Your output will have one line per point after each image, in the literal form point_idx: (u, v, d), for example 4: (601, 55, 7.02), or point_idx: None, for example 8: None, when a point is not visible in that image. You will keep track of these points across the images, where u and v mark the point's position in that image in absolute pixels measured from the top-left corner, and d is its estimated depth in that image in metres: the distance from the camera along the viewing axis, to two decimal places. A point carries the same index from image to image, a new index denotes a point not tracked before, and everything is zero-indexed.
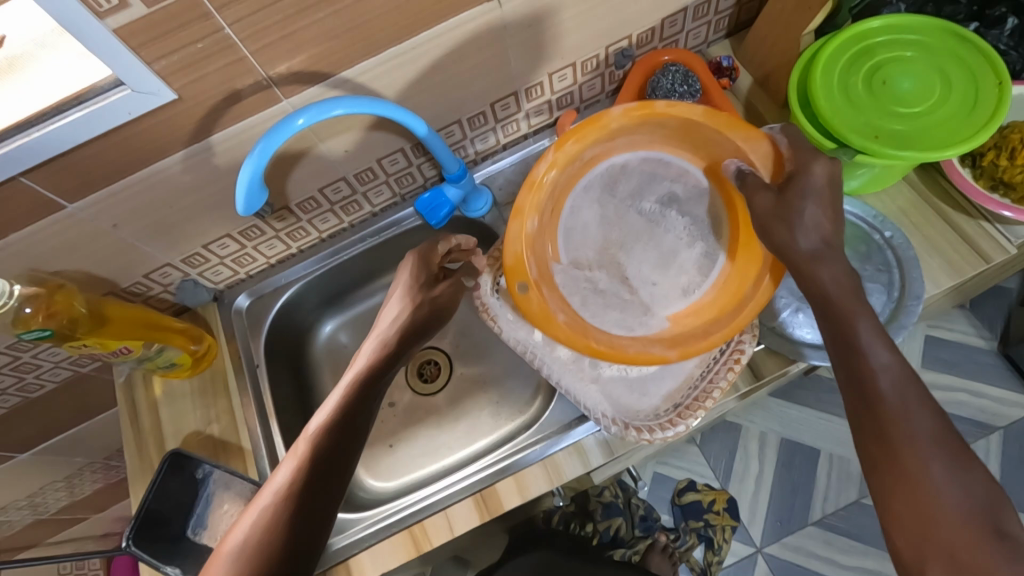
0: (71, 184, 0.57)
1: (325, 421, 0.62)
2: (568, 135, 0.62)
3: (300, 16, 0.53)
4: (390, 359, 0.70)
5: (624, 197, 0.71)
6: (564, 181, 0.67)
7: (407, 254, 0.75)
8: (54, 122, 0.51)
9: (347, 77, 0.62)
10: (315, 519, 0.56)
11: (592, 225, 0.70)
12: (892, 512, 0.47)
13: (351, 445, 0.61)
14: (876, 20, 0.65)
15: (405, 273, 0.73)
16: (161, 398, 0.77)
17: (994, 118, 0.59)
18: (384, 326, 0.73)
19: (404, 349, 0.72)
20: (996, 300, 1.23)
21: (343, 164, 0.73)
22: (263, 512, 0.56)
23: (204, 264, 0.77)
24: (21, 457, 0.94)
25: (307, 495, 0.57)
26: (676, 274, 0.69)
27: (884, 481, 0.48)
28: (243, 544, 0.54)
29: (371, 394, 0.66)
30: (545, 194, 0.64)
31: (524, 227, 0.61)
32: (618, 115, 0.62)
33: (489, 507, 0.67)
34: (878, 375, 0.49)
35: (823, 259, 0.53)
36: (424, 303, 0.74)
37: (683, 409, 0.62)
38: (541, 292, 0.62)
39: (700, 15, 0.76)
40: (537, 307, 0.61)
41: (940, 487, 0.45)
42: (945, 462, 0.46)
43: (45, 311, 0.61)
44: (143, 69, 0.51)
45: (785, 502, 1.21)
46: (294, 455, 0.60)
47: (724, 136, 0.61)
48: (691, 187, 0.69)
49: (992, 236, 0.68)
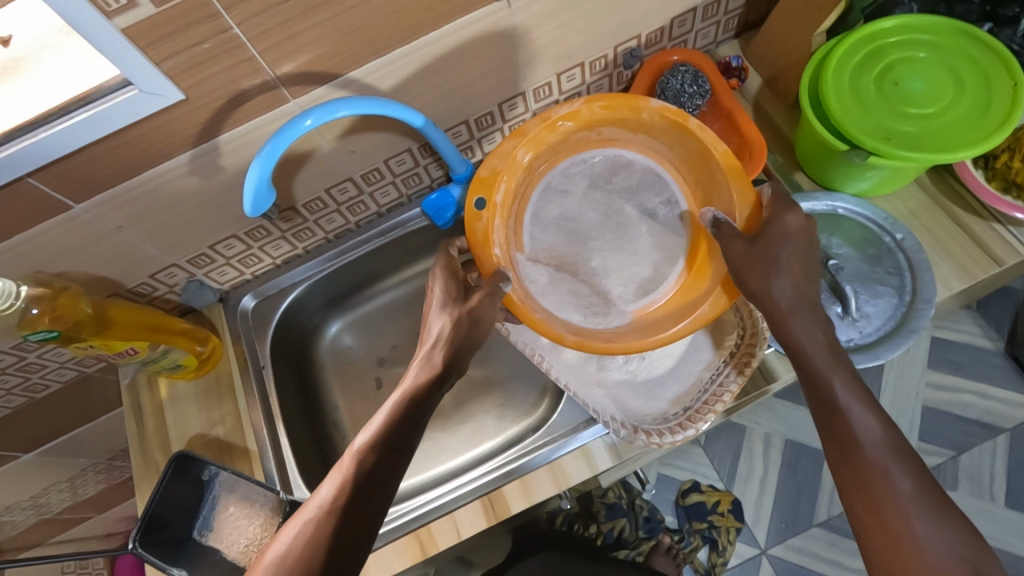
0: (78, 185, 0.57)
1: (369, 443, 0.53)
2: (603, 96, 0.64)
3: (307, 16, 0.53)
4: (437, 382, 0.58)
5: (608, 188, 0.72)
6: (571, 140, 0.68)
7: (436, 267, 0.64)
8: (61, 122, 0.51)
9: (354, 76, 0.62)
10: (349, 554, 0.49)
11: (570, 204, 0.72)
12: (872, 551, 0.47)
13: (396, 469, 0.52)
14: (887, 20, 0.65)
15: (438, 283, 0.62)
16: (166, 400, 0.77)
17: (1007, 120, 0.59)
18: (428, 342, 0.61)
19: (453, 370, 0.59)
20: (1004, 301, 1.22)
21: (349, 165, 0.72)
22: (304, 526, 0.49)
23: (210, 264, 0.77)
24: (24, 457, 0.94)
25: (352, 513, 0.50)
26: (616, 281, 0.72)
27: (861, 523, 0.48)
28: (283, 558, 0.48)
29: (418, 415, 0.56)
30: (555, 140, 0.66)
31: (515, 152, 0.64)
32: (654, 108, 0.63)
33: (496, 511, 0.67)
34: (860, 407, 0.50)
35: None
36: (464, 316, 0.60)
37: (693, 413, 0.62)
38: (493, 219, 0.64)
39: (709, 15, 0.75)
40: (480, 228, 0.63)
41: (925, 521, 0.45)
42: (927, 496, 0.46)
43: (51, 314, 0.61)
44: (150, 69, 0.50)
45: (789, 504, 1.20)
46: (338, 470, 0.53)
47: (726, 184, 0.62)
48: (673, 216, 0.71)
49: (1005, 239, 0.67)
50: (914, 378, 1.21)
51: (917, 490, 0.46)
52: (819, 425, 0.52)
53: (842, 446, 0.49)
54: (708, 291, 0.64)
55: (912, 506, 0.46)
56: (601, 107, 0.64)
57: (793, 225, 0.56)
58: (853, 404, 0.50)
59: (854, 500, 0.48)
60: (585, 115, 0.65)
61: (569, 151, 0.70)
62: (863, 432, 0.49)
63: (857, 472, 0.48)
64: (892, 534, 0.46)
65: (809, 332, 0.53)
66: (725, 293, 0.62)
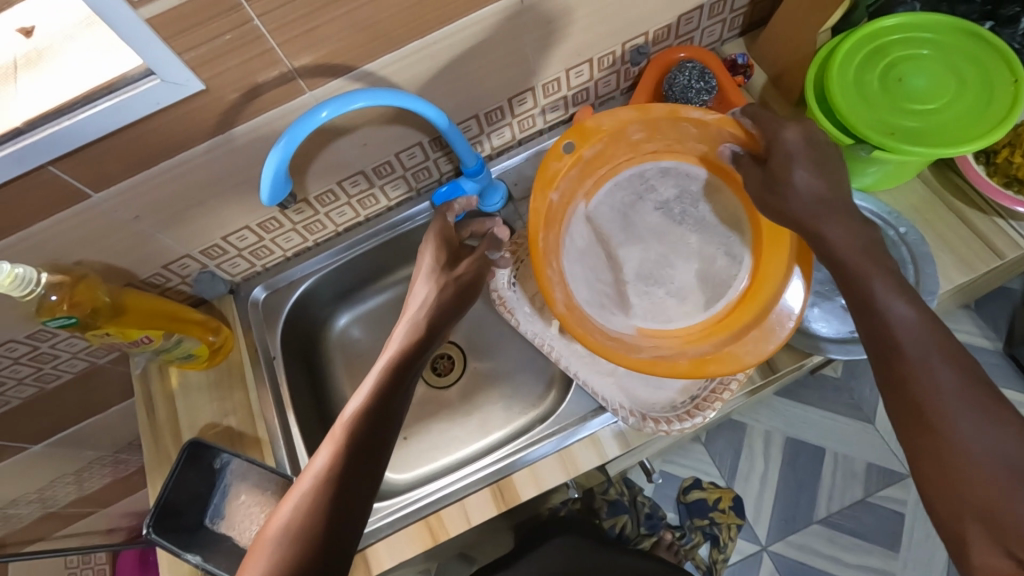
0: (98, 175, 0.58)
1: (360, 406, 0.60)
2: (737, 124, 0.62)
3: (325, 10, 0.54)
4: (421, 348, 0.68)
5: (684, 204, 0.69)
6: (691, 140, 0.67)
7: (425, 239, 0.77)
8: (85, 111, 0.52)
9: (369, 70, 0.63)
10: (351, 512, 0.53)
11: (648, 194, 0.69)
12: (919, 465, 0.47)
13: (388, 428, 0.58)
14: (891, 18, 0.66)
15: (427, 255, 0.75)
16: (177, 390, 0.78)
17: (1008, 116, 0.60)
18: (414, 311, 0.73)
19: (434, 336, 0.70)
20: (1001, 301, 1.24)
21: (361, 158, 0.73)
22: (302, 497, 0.53)
23: (222, 256, 0.78)
24: (33, 449, 0.95)
25: (351, 473, 0.54)
26: (652, 289, 0.68)
27: (908, 434, 0.48)
28: (286, 528, 0.51)
29: (405, 380, 0.63)
30: (671, 130, 0.66)
31: (629, 118, 0.64)
32: (740, 127, 0.62)
33: (506, 499, 0.68)
34: (896, 329, 0.49)
35: (823, 219, 0.54)
36: (449, 284, 0.74)
37: (701, 402, 0.63)
38: (570, 167, 0.65)
39: (715, 13, 0.76)
40: (552, 167, 0.64)
41: (973, 428, 0.45)
42: (976, 403, 0.46)
43: (69, 300, 0.62)
44: (173, 60, 0.51)
45: (790, 500, 1.22)
46: (332, 440, 0.57)
47: (724, 131, 0.63)
48: (730, 266, 0.67)
49: (1005, 233, 0.69)
50: None
51: (966, 397, 0.46)
52: (862, 333, 0.51)
53: (886, 360, 0.49)
54: (739, 338, 0.61)
55: (959, 410, 0.45)
56: (730, 136, 0.63)
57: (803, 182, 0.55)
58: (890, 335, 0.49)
59: (900, 411, 0.48)
60: (712, 131, 0.64)
61: (683, 152, 0.68)
62: (902, 331, 0.49)
63: (897, 376, 0.48)
64: (940, 442, 0.45)
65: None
66: (766, 340, 0.60)
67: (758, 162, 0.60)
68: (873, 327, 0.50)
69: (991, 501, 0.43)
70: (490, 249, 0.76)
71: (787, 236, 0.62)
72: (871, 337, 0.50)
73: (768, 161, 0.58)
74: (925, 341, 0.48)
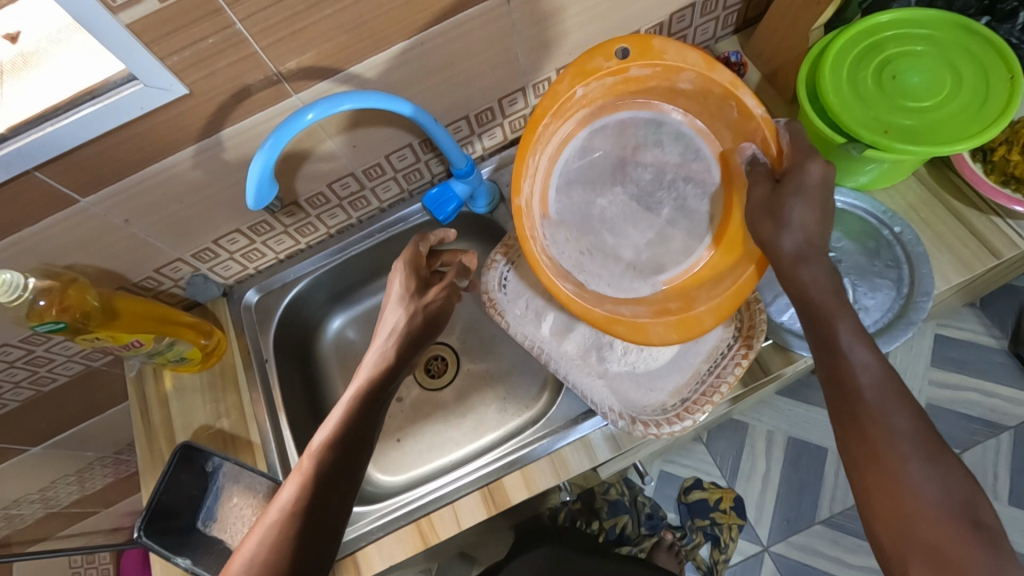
0: (84, 179, 0.58)
1: (327, 438, 0.60)
2: (774, 131, 0.58)
3: (308, 13, 0.53)
4: (391, 372, 0.67)
5: (677, 177, 0.68)
6: (724, 123, 0.63)
7: (393, 265, 0.73)
8: (68, 116, 0.52)
9: (355, 72, 0.62)
10: (318, 544, 0.54)
11: (647, 154, 0.68)
12: (872, 503, 0.46)
13: (363, 453, 0.60)
14: (885, 14, 0.65)
15: (397, 280, 0.71)
16: (171, 392, 0.78)
17: (1005, 112, 0.59)
18: (383, 336, 0.70)
19: (404, 361, 0.69)
20: (1006, 299, 1.22)
21: (351, 160, 0.73)
22: (268, 530, 0.54)
23: (214, 259, 0.78)
24: (33, 450, 0.95)
25: (316, 508, 0.55)
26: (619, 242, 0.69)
27: (858, 475, 0.47)
28: (250, 561, 0.52)
29: (374, 408, 0.63)
30: (711, 104, 0.62)
31: (683, 73, 0.59)
32: (773, 133, 0.58)
33: (496, 501, 0.67)
34: (862, 371, 0.49)
35: (806, 260, 0.52)
36: (418, 312, 0.71)
37: (690, 404, 0.62)
38: (613, 77, 0.59)
39: (708, 10, 0.75)
40: (600, 62, 0.57)
41: (922, 472, 0.45)
42: (925, 450, 0.46)
43: (59, 304, 0.63)
44: (155, 64, 0.51)
45: (792, 500, 1.20)
46: (298, 472, 0.58)
47: (759, 127, 0.59)
48: (681, 253, 0.68)
49: (1003, 232, 0.68)
50: (917, 376, 1.21)
51: (922, 442, 0.46)
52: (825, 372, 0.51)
53: (848, 401, 0.49)
54: (655, 318, 0.62)
55: (911, 451, 0.46)
56: (759, 139, 0.60)
57: (801, 179, 0.54)
58: (863, 358, 0.49)
59: (856, 455, 0.48)
60: (749, 127, 0.60)
61: (711, 127, 0.65)
62: (866, 372, 0.49)
63: (853, 415, 0.48)
64: (893, 487, 0.45)
65: (810, 291, 0.52)
66: (676, 329, 0.61)
67: (772, 179, 0.57)
68: (840, 365, 0.50)
69: (935, 541, 0.43)
70: (458, 277, 0.76)
71: (750, 244, 0.62)
72: (838, 373, 0.50)
73: (779, 182, 0.55)
74: (889, 382, 0.48)
